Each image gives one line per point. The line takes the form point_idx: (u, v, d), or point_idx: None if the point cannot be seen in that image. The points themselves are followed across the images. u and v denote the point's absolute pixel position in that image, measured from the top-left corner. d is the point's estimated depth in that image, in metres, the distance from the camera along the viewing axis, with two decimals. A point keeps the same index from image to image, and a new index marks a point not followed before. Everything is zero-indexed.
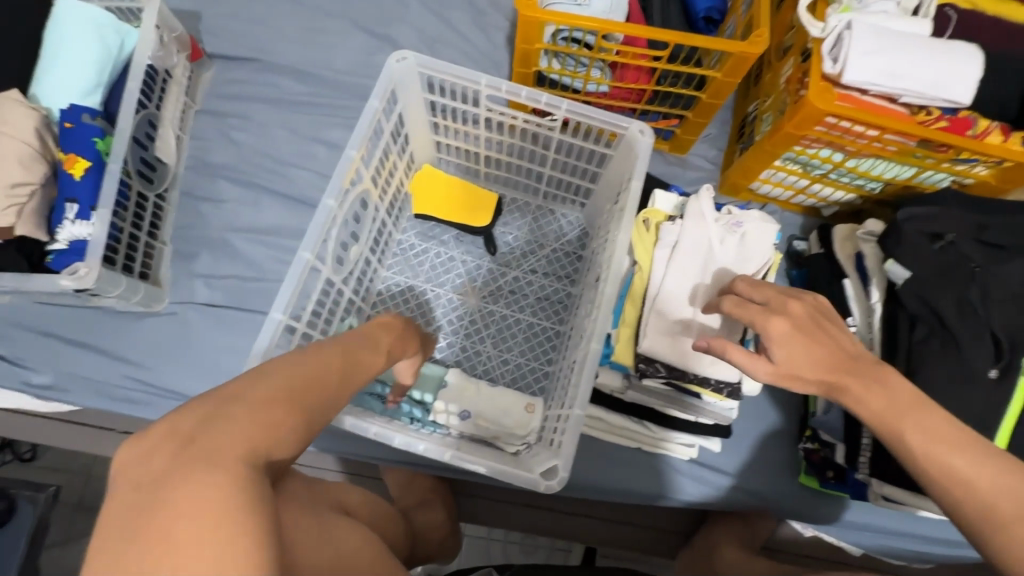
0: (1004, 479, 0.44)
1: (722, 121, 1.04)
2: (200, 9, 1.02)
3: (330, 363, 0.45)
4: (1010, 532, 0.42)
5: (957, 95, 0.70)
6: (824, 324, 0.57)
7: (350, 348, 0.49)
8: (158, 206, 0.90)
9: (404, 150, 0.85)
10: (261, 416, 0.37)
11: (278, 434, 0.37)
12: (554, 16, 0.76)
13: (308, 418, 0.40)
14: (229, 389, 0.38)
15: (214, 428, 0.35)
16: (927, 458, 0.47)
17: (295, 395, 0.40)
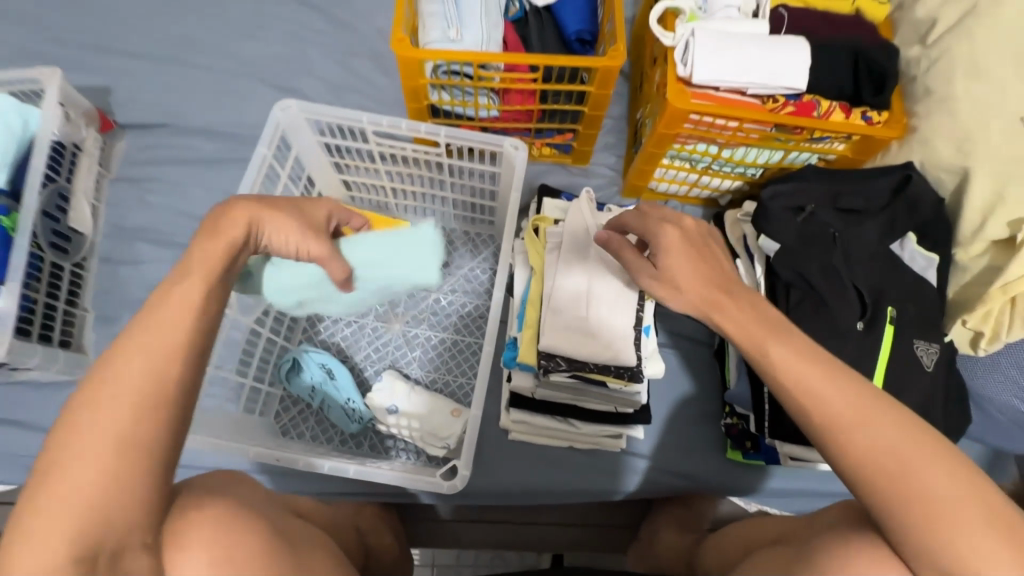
0: (851, 400, 0.47)
1: (619, 130, 1.10)
2: (109, 84, 1.06)
3: (130, 367, 0.45)
4: (849, 443, 0.46)
5: (795, 82, 0.78)
6: (711, 244, 0.59)
7: (153, 323, 0.47)
8: (76, 275, 0.92)
9: (309, 192, 0.89)
10: (81, 467, 0.41)
11: (100, 475, 0.41)
12: (428, 53, 0.82)
13: (127, 437, 0.43)
14: (45, 459, 0.42)
15: (41, 507, 0.40)
16: (784, 381, 0.50)
17: (102, 428, 0.42)
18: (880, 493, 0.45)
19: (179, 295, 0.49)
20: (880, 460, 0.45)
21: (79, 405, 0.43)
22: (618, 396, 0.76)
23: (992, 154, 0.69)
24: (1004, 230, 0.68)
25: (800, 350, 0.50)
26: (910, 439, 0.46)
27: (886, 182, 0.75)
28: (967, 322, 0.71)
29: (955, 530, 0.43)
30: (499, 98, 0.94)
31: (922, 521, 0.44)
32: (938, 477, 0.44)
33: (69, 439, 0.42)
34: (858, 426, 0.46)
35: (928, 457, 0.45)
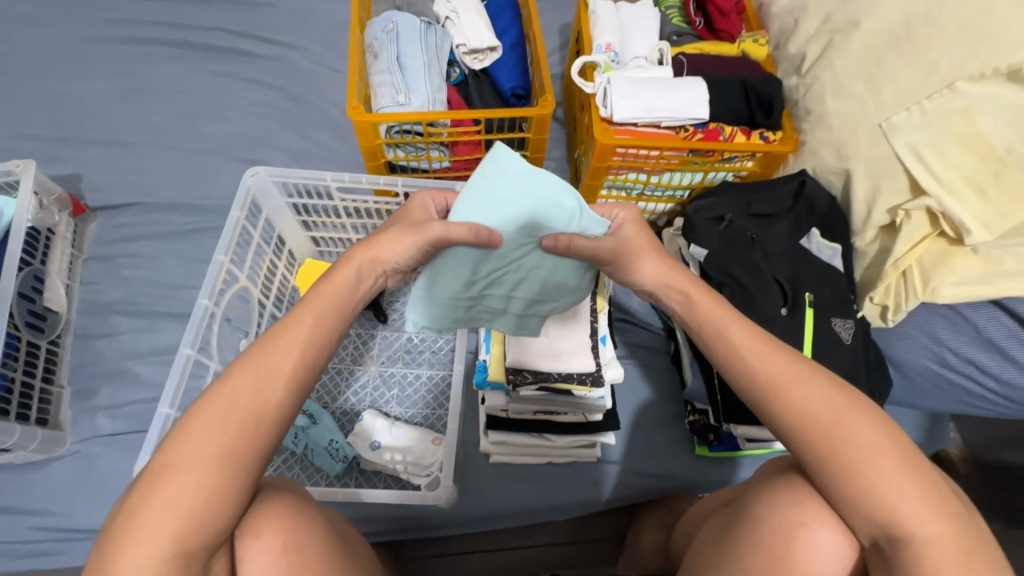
0: (784, 363, 0.56)
1: (561, 170, 1.22)
2: (79, 172, 1.12)
3: (244, 389, 0.52)
4: (787, 400, 0.55)
5: (700, 113, 0.91)
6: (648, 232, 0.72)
7: (270, 354, 0.54)
8: (52, 353, 0.94)
9: (279, 250, 0.96)
10: (188, 471, 0.47)
11: (205, 479, 0.48)
12: (381, 117, 0.92)
13: (230, 450, 0.49)
14: (158, 462, 0.48)
15: (145, 507, 0.46)
16: (732, 351, 0.59)
17: (211, 440, 0.49)
18: (815, 439, 0.53)
19: (292, 328, 0.56)
20: (818, 416, 0.53)
21: (190, 416, 0.50)
22: (585, 402, 0.83)
23: (863, 155, 0.82)
24: (885, 217, 0.80)
25: (741, 324, 0.60)
26: (833, 391, 0.54)
27: (787, 188, 0.88)
28: (874, 298, 0.83)
29: (870, 463, 0.51)
30: (449, 150, 1.05)
31: (845, 460, 0.52)
32: (856, 419, 0.53)
33: (179, 443, 0.49)
34: (791, 385, 0.55)
35: (853, 410, 0.53)
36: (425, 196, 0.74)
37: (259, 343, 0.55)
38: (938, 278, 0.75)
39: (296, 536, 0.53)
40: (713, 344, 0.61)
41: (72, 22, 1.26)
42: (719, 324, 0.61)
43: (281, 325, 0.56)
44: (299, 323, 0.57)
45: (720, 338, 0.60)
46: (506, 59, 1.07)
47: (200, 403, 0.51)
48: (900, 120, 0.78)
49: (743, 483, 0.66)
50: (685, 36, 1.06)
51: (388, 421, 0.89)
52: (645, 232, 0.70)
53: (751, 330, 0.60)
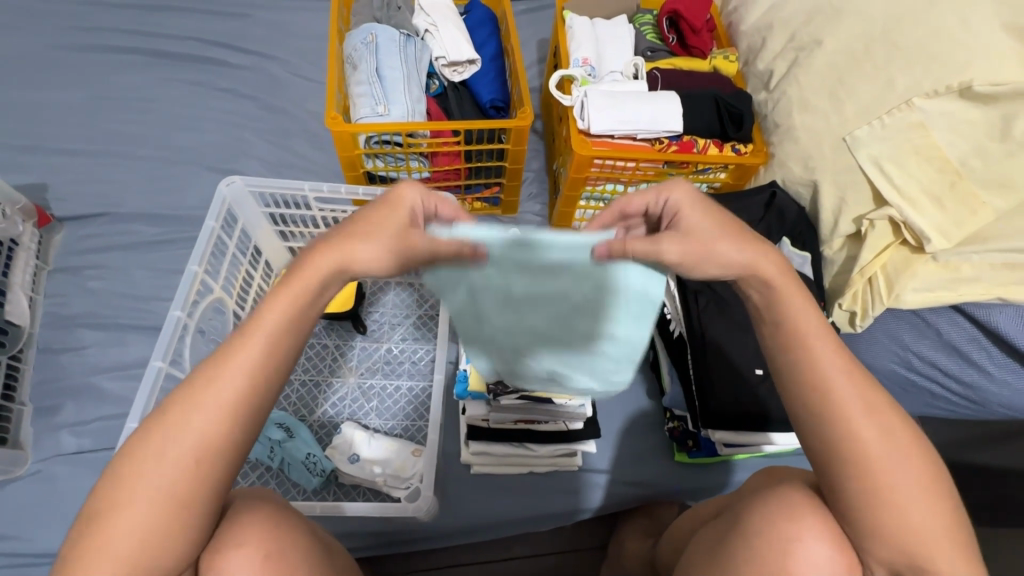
0: (856, 388, 0.52)
1: (540, 181, 1.24)
2: (45, 181, 1.09)
3: (182, 429, 0.47)
4: (846, 429, 0.52)
5: (673, 126, 0.93)
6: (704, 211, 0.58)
7: (210, 384, 0.49)
8: (12, 368, 0.90)
9: (256, 261, 0.94)
10: (125, 518, 0.45)
11: (144, 526, 0.45)
12: (360, 126, 0.92)
13: (170, 498, 0.46)
14: (98, 502, 0.46)
15: (86, 555, 0.44)
16: (806, 366, 0.53)
17: (156, 480, 0.46)
18: (861, 467, 0.51)
19: (237, 353, 0.49)
20: (869, 450, 0.51)
21: (130, 458, 0.47)
22: (565, 410, 0.84)
23: (829, 167, 0.86)
24: (851, 226, 0.84)
25: (824, 338, 0.54)
26: (894, 424, 0.52)
27: (757, 200, 0.91)
28: (842, 305, 0.86)
29: (909, 497, 0.50)
30: (429, 161, 1.06)
31: (886, 493, 0.50)
32: (905, 455, 0.51)
33: (118, 488, 0.46)
34: (859, 416, 0.52)
35: (908, 451, 0.51)
36: (410, 190, 0.56)
37: (203, 367, 0.50)
38: (902, 284, 0.77)
39: (278, 547, 0.52)
40: (783, 353, 0.55)
41: (39, 29, 1.24)
42: (800, 333, 0.54)
43: (222, 349, 0.50)
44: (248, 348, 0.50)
45: (798, 354, 0.54)
46: (484, 72, 1.09)
47: (138, 442, 0.48)
48: (863, 134, 0.81)
49: (736, 492, 0.65)
50: (659, 52, 1.09)
51: (367, 433, 0.88)
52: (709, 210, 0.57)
53: (834, 344, 0.54)
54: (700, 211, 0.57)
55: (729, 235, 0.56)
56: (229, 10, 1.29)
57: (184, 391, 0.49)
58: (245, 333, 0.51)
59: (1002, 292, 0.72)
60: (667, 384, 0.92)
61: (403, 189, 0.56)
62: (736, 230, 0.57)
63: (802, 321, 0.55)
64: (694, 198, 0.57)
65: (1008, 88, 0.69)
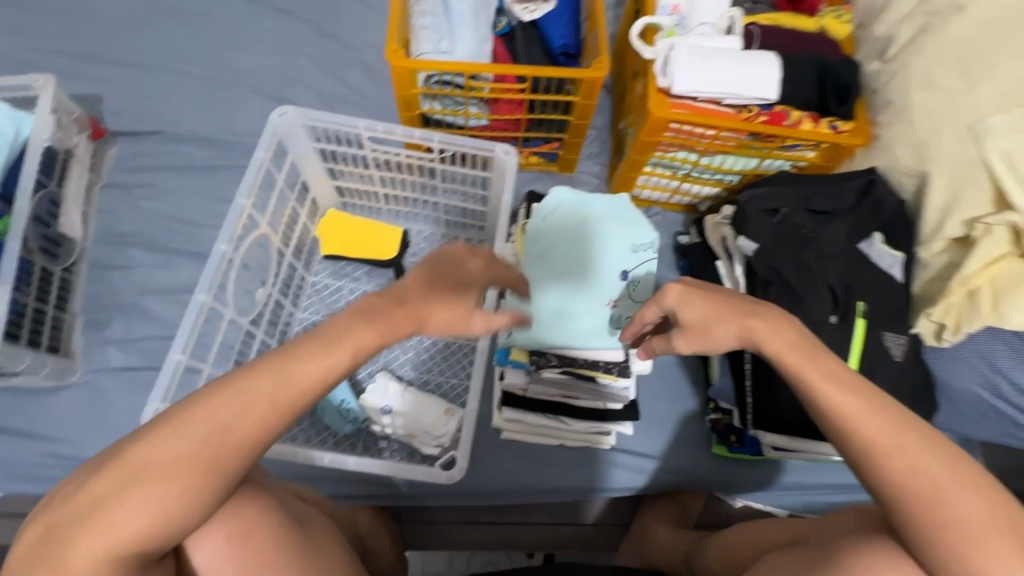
0: (886, 425, 0.49)
1: (602, 140, 1.15)
2: (100, 93, 1.07)
3: (247, 409, 0.46)
4: (890, 472, 0.48)
5: (767, 93, 0.83)
6: (694, 296, 0.60)
7: (289, 376, 0.48)
8: (65, 279, 0.92)
9: (303, 197, 0.91)
10: (162, 478, 0.44)
11: (165, 492, 0.44)
12: (422, 63, 0.85)
13: (211, 470, 0.45)
14: (130, 454, 0.44)
15: (108, 505, 0.43)
16: (827, 411, 0.51)
17: (190, 448, 0.45)
18: (917, 508, 0.47)
19: (322, 355, 0.49)
20: (913, 483, 0.47)
21: (182, 418, 0.45)
22: (608, 392, 0.80)
23: (946, 159, 0.75)
24: (960, 229, 0.74)
25: (839, 379, 0.52)
26: (939, 461, 0.47)
27: (851, 186, 0.81)
28: (931, 315, 0.75)
29: (976, 539, 0.45)
30: (489, 108, 0.98)
31: (953, 537, 0.45)
32: (964, 492, 0.46)
33: (159, 443, 0.45)
34: (893, 451, 0.48)
35: (964, 485, 0.46)
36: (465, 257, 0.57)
37: (279, 354, 0.49)
38: (1011, 303, 0.68)
39: (246, 533, 0.53)
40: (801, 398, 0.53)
41: None
42: (806, 377, 0.53)
43: (302, 343, 0.49)
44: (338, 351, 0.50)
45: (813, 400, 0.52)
46: (559, 12, 0.99)
47: (193, 402, 0.46)
48: (998, 122, 0.70)
49: (821, 523, 0.61)
50: (760, 5, 0.96)
51: (400, 387, 0.87)
52: (697, 297, 0.60)
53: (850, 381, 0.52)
54: (694, 299, 0.60)
55: (718, 313, 0.58)
56: None
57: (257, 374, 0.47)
58: (316, 340, 0.50)
59: None
60: (715, 376, 0.86)
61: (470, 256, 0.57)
62: (726, 309, 0.59)
63: (805, 363, 0.54)
64: (687, 292, 0.61)
65: None
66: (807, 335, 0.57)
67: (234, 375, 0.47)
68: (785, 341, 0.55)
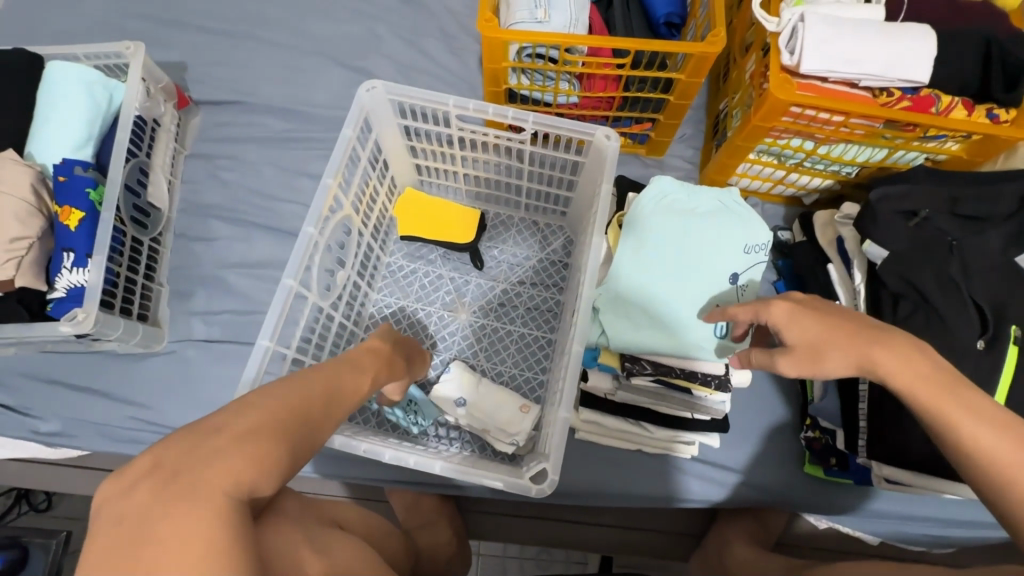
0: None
1: (696, 121, 1.05)
2: (184, 60, 1.06)
3: (312, 392, 0.44)
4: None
5: (915, 75, 0.71)
6: (810, 309, 0.54)
7: (334, 373, 0.49)
8: (153, 249, 0.93)
9: (383, 175, 0.88)
10: (252, 439, 0.36)
11: (262, 462, 0.35)
12: (516, 34, 0.78)
13: (293, 438, 0.38)
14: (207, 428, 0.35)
15: (201, 464, 0.33)
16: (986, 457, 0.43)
17: (277, 424, 0.38)
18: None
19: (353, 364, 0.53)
20: None
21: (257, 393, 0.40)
22: (700, 403, 0.73)
23: None
24: None
25: (989, 416, 0.45)
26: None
27: (1014, 188, 0.69)
28: None
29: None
30: (580, 84, 0.90)
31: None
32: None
33: (242, 413, 0.37)
34: None
35: None
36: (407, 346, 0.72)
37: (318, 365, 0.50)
38: None
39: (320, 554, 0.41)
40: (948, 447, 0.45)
41: None
42: (951, 415, 0.45)
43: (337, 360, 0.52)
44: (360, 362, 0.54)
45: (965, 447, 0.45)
46: None
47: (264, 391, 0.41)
48: None
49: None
50: None
51: (475, 378, 0.84)
52: (810, 312, 0.54)
53: (998, 417, 0.44)
54: (808, 318, 0.53)
55: (845, 333, 0.51)
56: None
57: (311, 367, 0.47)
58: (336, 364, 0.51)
59: None
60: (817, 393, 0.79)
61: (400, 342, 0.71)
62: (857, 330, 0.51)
63: (946, 399, 0.46)
64: (797, 309, 0.54)
65: None
66: (946, 366, 0.48)
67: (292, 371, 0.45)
68: (923, 359, 0.48)
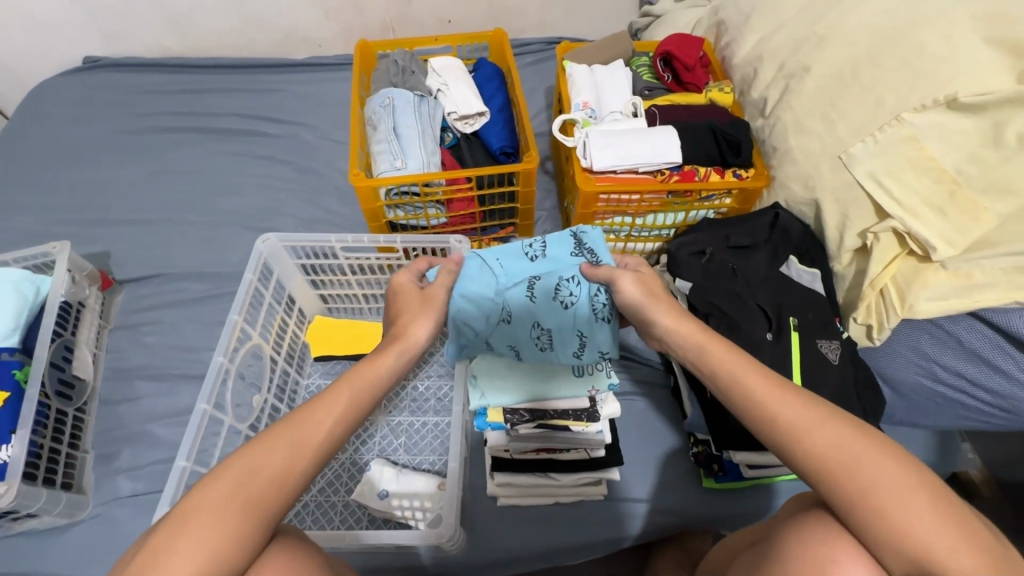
0: (800, 406, 0.56)
1: (554, 218, 1.30)
2: (108, 250, 1.21)
3: (274, 453, 0.54)
4: (805, 447, 0.53)
5: (672, 157, 0.98)
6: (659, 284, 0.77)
7: (303, 424, 0.56)
8: (78, 418, 0.99)
9: (290, 309, 1.02)
10: (207, 518, 0.48)
11: (213, 533, 0.48)
12: (380, 180, 1.00)
13: (247, 508, 0.50)
14: (181, 510, 0.49)
15: (166, 548, 0.46)
16: (743, 399, 0.58)
17: (230, 497, 0.50)
18: (839, 481, 0.51)
19: (340, 397, 0.60)
20: (831, 457, 0.52)
21: (221, 469, 0.52)
22: (584, 437, 0.87)
23: (828, 185, 0.88)
24: (857, 240, 0.85)
25: (781, 389, 0.57)
26: (853, 431, 0.53)
27: (762, 221, 0.93)
28: (857, 318, 0.85)
29: (892, 500, 0.49)
30: (446, 208, 1.12)
31: (873, 496, 0.49)
32: (877, 457, 0.51)
33: (203, 495, 0.50)
34: (809, 429, 0.54)
35: (870, 446, 0.52)
36: (402, 274, 0.77)
37: (294, 412, 0.58)
38: (914, 294, 0.77)
39: None
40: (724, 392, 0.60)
41: (109, 120, 1.41)
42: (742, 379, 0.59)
43: (314, 402, 0.59)
44: (348, 393, 0.60)
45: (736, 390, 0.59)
46: (494, 122, 1.17)
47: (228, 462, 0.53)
48: (858, 150, 0.83)
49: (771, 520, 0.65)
50: (656, 90, 1.15)
51: (395, 469, 0.91)
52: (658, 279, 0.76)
53: (776, 383, 0.58)
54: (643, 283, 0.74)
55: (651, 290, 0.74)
56: (264, 86, 1.46)
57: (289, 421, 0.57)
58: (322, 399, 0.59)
59: (1019, 295, 0.70)
60: (687, 408, 0.93)
61: (397, 274, 0.77)
62: (658, 299, 0.71)
63: (733, 365, 0.60)
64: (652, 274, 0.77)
65: (994, 96, 0.72)
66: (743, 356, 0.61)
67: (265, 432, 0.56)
68: (700, 330, 0.66)
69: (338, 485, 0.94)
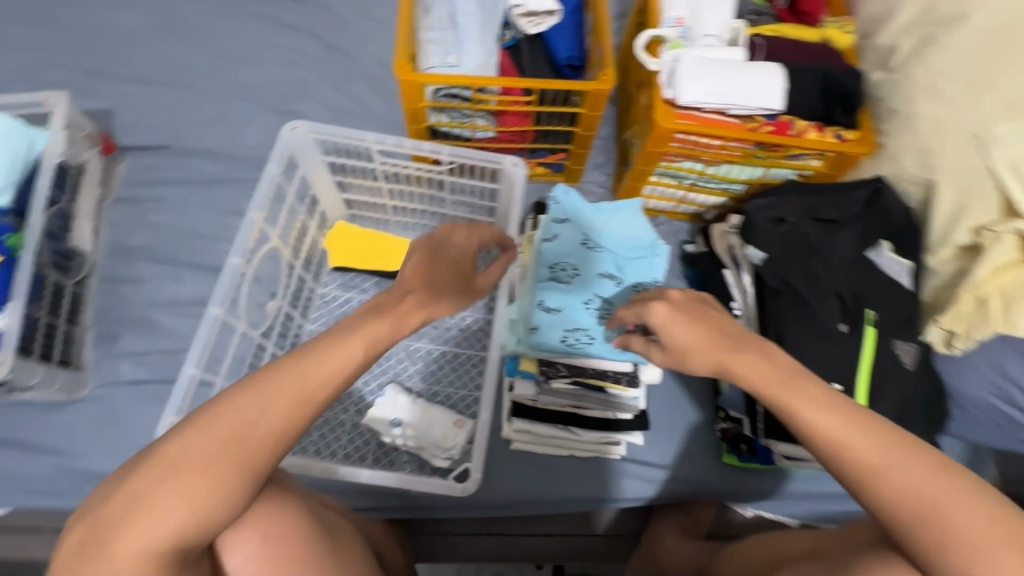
0: (881, 439, 0.47)
1: (607, 151, 1.16)
2: (110, 109, 1.08)
3: (275, 404, 0.46)
4: (882, 494, 0.47)
5: (771, 103, 0.83)
6: (698, 309, 0.57)
7: (311, 365, 0.48)
8: (77, 293, 0.93)
9: (312, 211, 0.92)
10: (201, 473, 0.44)
11: (210, 485, 0.44)
12: (429, 77, 0.86)
13: (248, 460, 0.46)
14: (173, 450, 0.45)
15: (150, 495, 0.44)
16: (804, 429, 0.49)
17: (224, 450, 0.45)
18: (915, 527, 0.46)
19: (332, 356, 0.49)
20: (910, 501, 0.46)
21: (219, 408, 0.46)
22: (619, 401, 0.84)
23: (951, 166, 0.75)
24: (967, 236, 0.75)
25: (857, 424, 0.48)
26: (935, 471, 0.47)
27: (858, 195, 0.81)
28: (940, 322, 0.76)
29: (978, 548, 0.45)
30: (495, 119, 0.98)
31: (955, 545, 0.45)
32: (961, 502, 0.46)
33: (194, 439, 0.45)
34: (886, 472, 0.47)
35: (953, 489, 0.46)
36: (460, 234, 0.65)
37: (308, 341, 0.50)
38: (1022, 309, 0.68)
39: (276, 529, 0.55)
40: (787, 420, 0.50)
41: None
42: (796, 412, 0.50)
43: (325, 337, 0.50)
44: (342, 355, 0.49)
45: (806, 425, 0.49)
46: (564, 26, 1.00)
47: (224, 399, 0.46)
48: (1004, 131, 0.71)
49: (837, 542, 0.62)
50: (763, 16, 0.97)
51: (409, 398, 0.87)
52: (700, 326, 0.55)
53: (851, 416, 0.48)
54: (682, 324, 0.56)
55: (709, 341, 0.54)
56: None
57: (285, 366, 0.48)
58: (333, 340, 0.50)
59: None
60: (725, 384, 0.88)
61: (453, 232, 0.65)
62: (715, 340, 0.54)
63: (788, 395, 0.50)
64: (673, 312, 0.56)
65: None
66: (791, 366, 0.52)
67: (262, 368, 0.48)
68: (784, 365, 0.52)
69: (347, 404, 0.89)
